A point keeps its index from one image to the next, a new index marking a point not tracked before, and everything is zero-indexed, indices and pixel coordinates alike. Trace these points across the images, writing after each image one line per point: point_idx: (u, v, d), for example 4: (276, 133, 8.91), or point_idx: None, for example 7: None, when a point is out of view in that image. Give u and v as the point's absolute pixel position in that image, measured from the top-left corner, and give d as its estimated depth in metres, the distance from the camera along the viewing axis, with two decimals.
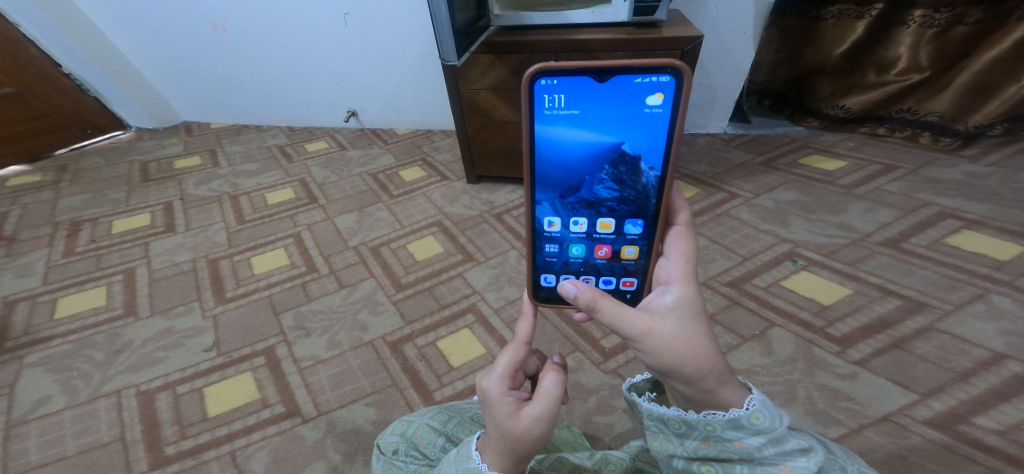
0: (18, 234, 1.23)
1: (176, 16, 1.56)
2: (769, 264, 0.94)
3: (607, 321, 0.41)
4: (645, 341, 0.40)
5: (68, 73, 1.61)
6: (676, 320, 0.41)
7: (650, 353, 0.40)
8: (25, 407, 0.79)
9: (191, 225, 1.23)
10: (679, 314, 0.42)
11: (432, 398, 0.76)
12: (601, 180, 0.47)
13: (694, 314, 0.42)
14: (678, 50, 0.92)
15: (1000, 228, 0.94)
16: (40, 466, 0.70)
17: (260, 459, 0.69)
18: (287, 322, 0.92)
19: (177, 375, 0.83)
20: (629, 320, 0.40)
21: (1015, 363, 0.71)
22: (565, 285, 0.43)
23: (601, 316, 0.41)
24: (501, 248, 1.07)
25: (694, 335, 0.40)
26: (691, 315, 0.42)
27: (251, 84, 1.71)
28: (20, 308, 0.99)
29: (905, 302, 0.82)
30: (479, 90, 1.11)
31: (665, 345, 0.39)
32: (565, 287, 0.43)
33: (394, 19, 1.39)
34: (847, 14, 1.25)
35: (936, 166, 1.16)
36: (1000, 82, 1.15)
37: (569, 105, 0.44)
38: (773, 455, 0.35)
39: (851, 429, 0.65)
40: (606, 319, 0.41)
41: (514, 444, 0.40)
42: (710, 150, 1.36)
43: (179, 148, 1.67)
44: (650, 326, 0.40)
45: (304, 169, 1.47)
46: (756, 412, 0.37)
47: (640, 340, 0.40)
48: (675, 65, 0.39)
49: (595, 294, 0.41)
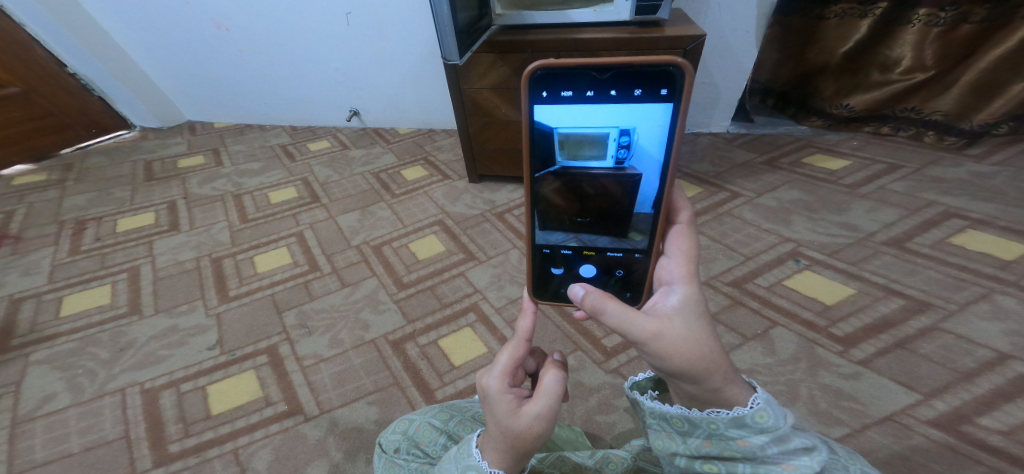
0: (25, 232, 1.24)
1: (180, 16, 1.57)
2: (771, 263, 0.94)
3: (614, 324, 0.41)
4: (651, 344, 0.40)
5: (73, 73, 1.62)
6: (681, 320, 0.41)
7: (656, 355, 0.40)
8: (30, 405, 0.80)
9: (195, 224, 1.24)
10: (684, 314, 0.42)
11: (433, 397, 0.76)
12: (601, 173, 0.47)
13: (699, 314, 0.42)
14: (681, 49, 0.92)
15: (1005, 227, 0.93)
16: (45, 463, 0.71)
17: (263, 457, 0.70)
18: (290, 320, 0.92)
19: (181, 373, 0.83)
20: (636, 323, 0.40)
21: (1019, 363, 0.70)
22: (573, 289, 0.44)
23: (606, 319, 0.42)
24: (502, 247, 1.07)
25: (700, 336, 0.40)
26: (696, 316, 0.41)
27: (254, 84, 1.72)
28: (26, 306, 1.00)
29: (908, 301, 0.82)
30: (481, 89, 1.11)
31: (675, 347, 0.39)
32: (573, 290, 0.44)
33: (396, 18, 1.39)
34: (851, 13, 1.24)
35: (940, 165, 1.15)
36: (1006, 81, 1.14)
37: (568, 100, 0.44)
38: (777, 454, 0.35)
39: (854, 429, 0.65)
40: (611, 323, 0.41)
41: (515, 442, 0.40)
42: (713, 149, 1.36)
43: (183, 147, 1.68)
44: (657, 329, 0.40)
45: (307, 169, 1.47)
46: (759, 411, 0.37)
47: (648, 343, 0.40)
48: (677, 62, 0.39)
49: (601, 296, 0.42)
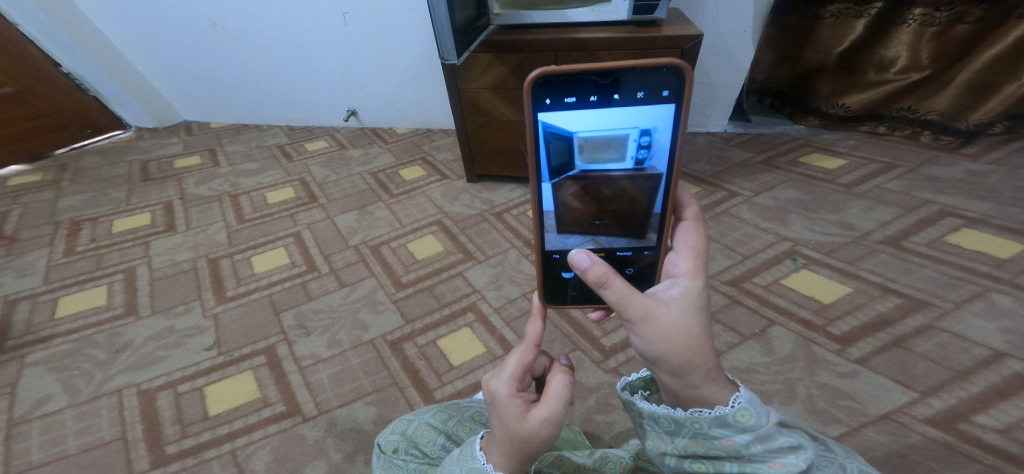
0: (19, 233, 1.23)
1: (175, 15, 1.56)
2: (769, 262, 0.94)
3: (614, 299, 0.41)
4: (645, 326, 0.40)
5: (68, 73, 1.61)
6: (676, 308, 0.41)
7: (645, 339, 0.40)
8: (25, 406, 0.79)
9: (192, 225, 1.23)
10: (679, 303, 0.42)
11: (432, 397, 0.76)
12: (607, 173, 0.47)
13: (697, 308, 0.42)
14: (678, 49, 0.92)
15: (1001, 226, 0.94)
16: (41, 465, 0.70)
17: (261, 458, 0.70)
18: (287, 321, 0.92)
19: (178, 374, 0.83)
20: (634, 303, 0.41)
21: (1015, 361, 0.71)
22: (577, 256, 0.43)
23: (608, 295, 0.41)
24: (501, 247, 1.07)
25: (693, 329, 0.40)
26: (694, 307, 0.42)
27: (251, 83, 1.71)
28: (22, 307, 0.99)
29: (905, 300, 0.82)
30: (479, 89, 1.11)
31: (665, 333, 0.40)
32: (577, 258, 0.42)
33: (394, 17, 1.38)
34: (847, 13, 1.25)
35: (936, 164, 1.16)
36: (1001, 81, 1.15)
37: (571, 106, 0.44)
38: (762, 452, 0.35)
39: (852, 427, 0.66)
40: (610, 298, 0.41)
41: (522, 445, 0.40)
42: (710, 149, 1.36)
43: (179, 147, 1.67)
44: (651, 310, 0.41)
45: (304, 169, 1.47)
46: (741, 410, 0.37)
47: (641, 323, 0.41)
48: (676, 64, 0.39)
49: (607, 270, 0.41)
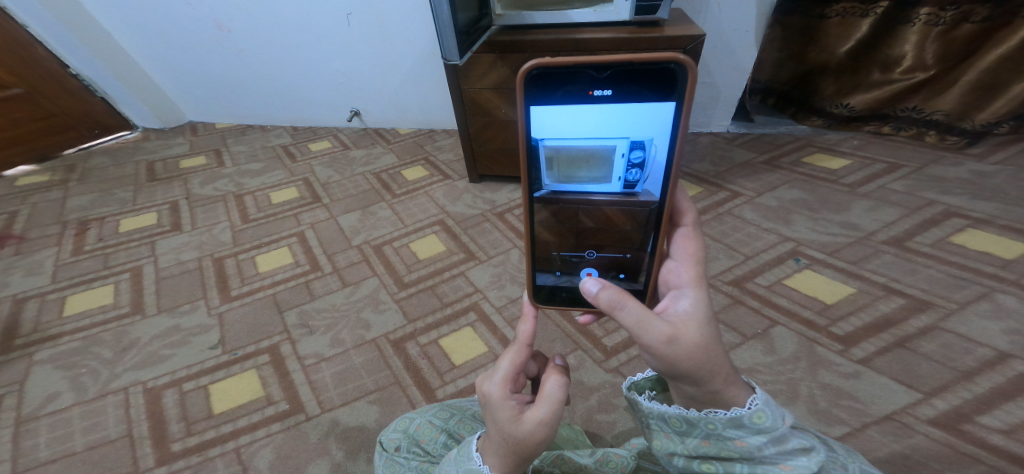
0: (28, 232, 1.25)
1: (183, 17, 1.57)
2: (772, 263, 0.94)
3: (628, 323, 0.40)
4: (661, 346, 0.39)
5: (76, 74, 1.63)
6: (693, 324, 0.41)
7: (666, 359, 0.39)
8: (34, 403, 0.80)
9: (198, 224, 1.24)
10: (695, 318, 0.42)
11: (434, 395, 0.76)
12: (601, 166, 0.49)
13: (708, 320, 0.42)
14: (681, 49, 0.92)
15: (1006, 226, 0.93)
16: (48, 462, 0.71)
17: (264, 456, 0.70)
18: (291, 320, 0.92)
19: (183, 372, 0.84)
20: (651, 324, 0.40)
21: (1020, 362, 0.70)
22: (587, 284, 0.43)
23: (623, 316, 0.41)
24: (502, 247, 1.07)
25: (711, 344, 0.40)
26: (706, 321, 0.42)
27: (257, 84, 1.72)
28: (30, 306, 1.00)
29: (909, 301, 0.82)
30: (481, 89, 1.11)
31: (687, 353, 0.39)
32: (588, 285, 0.43)
33: (398, 18, 1.39)
34: (852, 12, 1.24)
35: (942, 165, 1.15)
36: (1008, 81, 1.13)
37: (567, 100, 0.44)
38: (774, 455, 0.36)
39: (854, 428, 0.65)
40: (627, 321, 0.40)
41: (516, 448, 0.40)
42: (714, 149, 1.36)
43: (184, 148, 1.69)
44: (672, 332, 0.39)
45: (308, 169, 1.48)
46: (757, 411, 0.37)
47: (663, 347, 0.39)
48: (680, 59, 0.38)
49: (619, 293, 0.41)
